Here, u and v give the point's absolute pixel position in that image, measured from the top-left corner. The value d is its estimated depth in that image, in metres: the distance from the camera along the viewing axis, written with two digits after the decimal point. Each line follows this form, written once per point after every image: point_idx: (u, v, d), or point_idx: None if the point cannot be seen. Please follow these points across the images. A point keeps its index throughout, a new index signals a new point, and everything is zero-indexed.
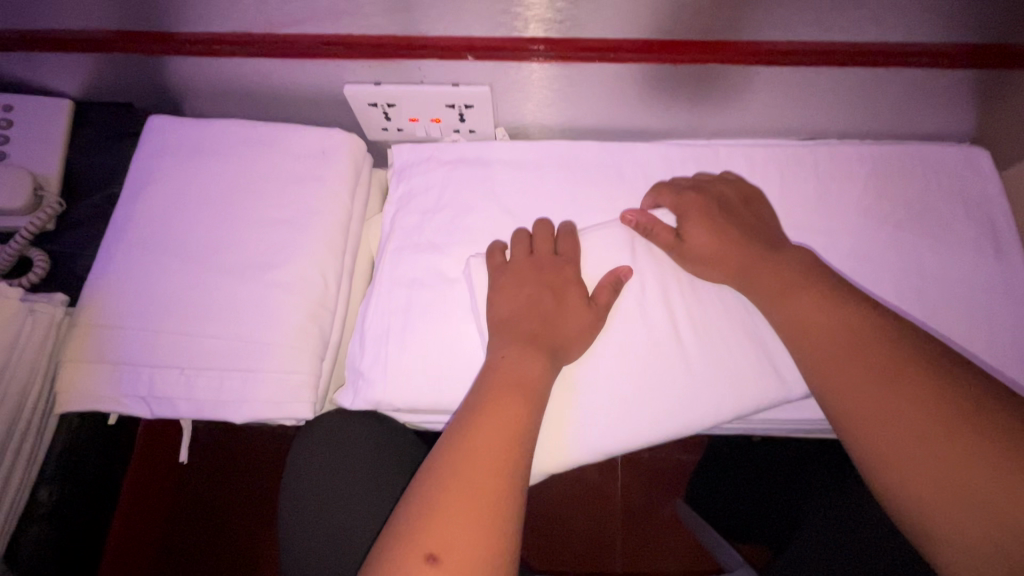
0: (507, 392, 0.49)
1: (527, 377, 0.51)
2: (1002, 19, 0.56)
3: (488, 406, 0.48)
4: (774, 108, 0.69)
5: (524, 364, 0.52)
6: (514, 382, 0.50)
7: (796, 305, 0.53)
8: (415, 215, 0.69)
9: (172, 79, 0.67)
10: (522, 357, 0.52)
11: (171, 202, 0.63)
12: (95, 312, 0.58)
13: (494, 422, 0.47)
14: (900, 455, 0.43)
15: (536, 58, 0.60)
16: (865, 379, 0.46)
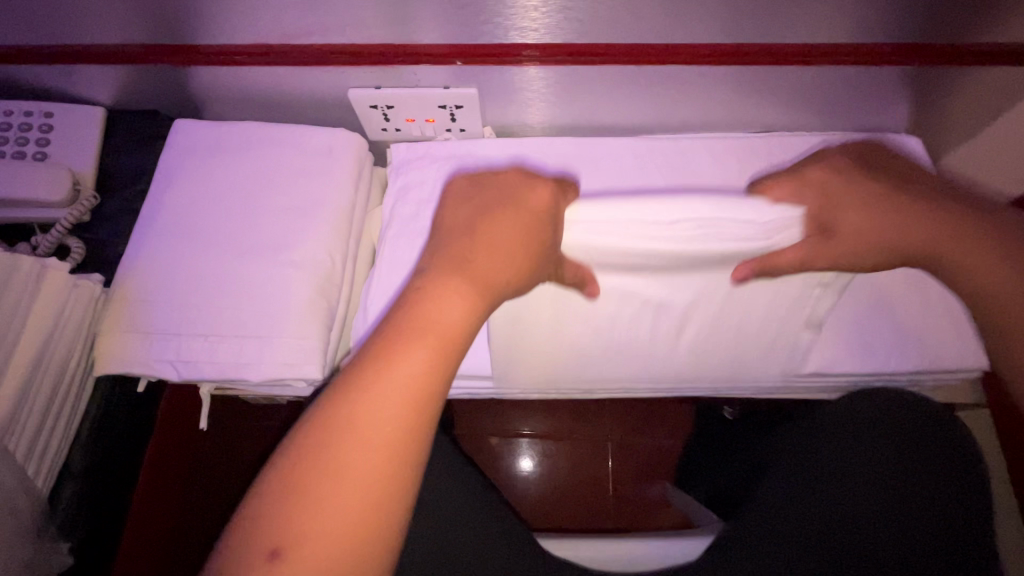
0: (418, 328, 0.40)
1: (435, 321, 0.41)
2: (925, 22, 0.64)
3: (386, 361, 0.39)
4: (732, 104, 0.78)
5: (447, 305, 0.41)
6: (428, 323, 0.40)
7: (862, 211, 0.54)
8: (413, 204, 0.77)
9: (195, 87, 0.76)
10: (443, 292, 0.42)
11: (196, 193, 0.71)
12: (128, 288, 0.65)
13: (403, 378, 0.38)
14: (1005, 300, 0.48)
15: (529, 61, 0.69)
16: (956, 246, 0.51)
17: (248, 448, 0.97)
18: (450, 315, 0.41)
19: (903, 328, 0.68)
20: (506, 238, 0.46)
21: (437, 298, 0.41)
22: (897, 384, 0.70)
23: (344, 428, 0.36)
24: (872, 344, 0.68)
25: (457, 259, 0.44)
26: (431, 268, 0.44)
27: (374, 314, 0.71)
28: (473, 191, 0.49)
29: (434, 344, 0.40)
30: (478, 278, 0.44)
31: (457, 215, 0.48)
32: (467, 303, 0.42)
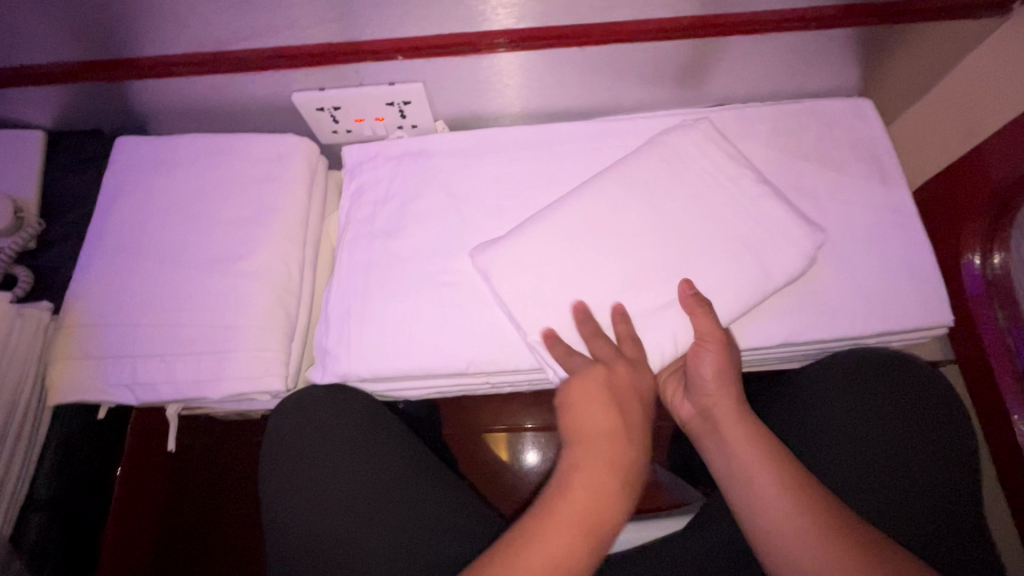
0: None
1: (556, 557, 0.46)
2: None
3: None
4: (682, 77, 0.77)
5: (554, 544, 0.47)
6: (556, 560, 0.46)
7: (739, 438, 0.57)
8: (369, 205, 0.76)
9: (134, 102, 0.74)
10: (560, 536, 0.47)
11: (141, 212, 0.69)
12: (77, 314, 0.64)
13: None
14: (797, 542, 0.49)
15: (498, 48, 0.67)
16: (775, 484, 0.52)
17: (225, 463, 0.95)
18: (559, 562, 0.46)
19: (866, 289, 0.68)
20: (603, 518, 0.49)
21: (541, 533, 0.48)
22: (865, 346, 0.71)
23: None
24: (838, 310, 0.68)
25: (569, 487, 0.50)
26: (549, 516, 0.49)
27: (336, 319, 0.70)
28: (586, 403, 0.55)
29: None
30: (598, 524, 0.49)
31: (579, 415, 0.55)
32: (580, 538, 0.48)
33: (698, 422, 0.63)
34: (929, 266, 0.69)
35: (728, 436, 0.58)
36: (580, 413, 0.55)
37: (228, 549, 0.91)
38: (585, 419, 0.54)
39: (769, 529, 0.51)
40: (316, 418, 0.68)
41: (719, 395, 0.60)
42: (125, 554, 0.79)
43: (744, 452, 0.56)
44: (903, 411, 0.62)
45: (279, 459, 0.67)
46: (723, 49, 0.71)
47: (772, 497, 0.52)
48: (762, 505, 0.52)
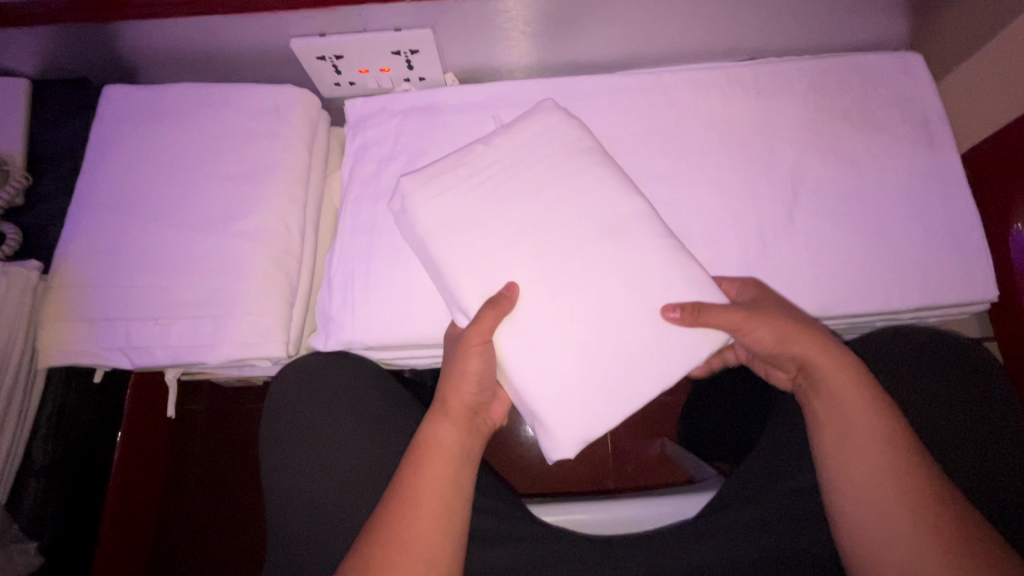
0: (435, 496, 0.52)
1: (446, 453, 0.55)
2: None
3: (415, 499, 0.51)
4: (713, 27, 0.71)
5: (444, 433, 0.55)
6: (443, 457, 0.54)
7: (845, 403, 0.53)
8: (373, 164, 0.71)
9: (123, 47, 0.69)
10: (445, 423, 0.56)
11: (133, 167, 0.65)
12: (68, 274, 0.60)
13: (428, 478, 0.53)
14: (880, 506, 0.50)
15: None
16: (871, 452, 0.51)
17: (226, 428, 0.94)
18: (445, 445, 0.55)
19: (903, 261, 0.64)
20: (462, 411, 0.57)
21: (433, 422, 0.56)
22: (899, 321, 0.67)
23: (408, 488, 0.52)
24: (873, 283, 0.63)
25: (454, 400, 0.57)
26: (436, 421, 0.56)
27: (338, 284, 0.66)
28: (462, 352, 0.55)
29: (451, 474, 0.53)
30: (456, 446, 0.55)
31: (455, 375, 0.56)
32: (457, 424, 0.56)
33: (798, 378, 0.58)
34: (973, 236, 0.64)
35: (832, 389, 0.53)
36: (463, 361, 0.55)
37: (231, 513, 0.91)
38: (466, 355, 0.55)
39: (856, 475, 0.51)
40: (322, 386, 0.65)
41: (826, 361, 0.54)
42: (127, 518, 0.78)
43: (847, 417, 0.52)
44: (941, 382, 0.59)
45: (290, 431, 0.64)
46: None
47: (872, 474, 0.50)
48: (855, 460, 0.51)
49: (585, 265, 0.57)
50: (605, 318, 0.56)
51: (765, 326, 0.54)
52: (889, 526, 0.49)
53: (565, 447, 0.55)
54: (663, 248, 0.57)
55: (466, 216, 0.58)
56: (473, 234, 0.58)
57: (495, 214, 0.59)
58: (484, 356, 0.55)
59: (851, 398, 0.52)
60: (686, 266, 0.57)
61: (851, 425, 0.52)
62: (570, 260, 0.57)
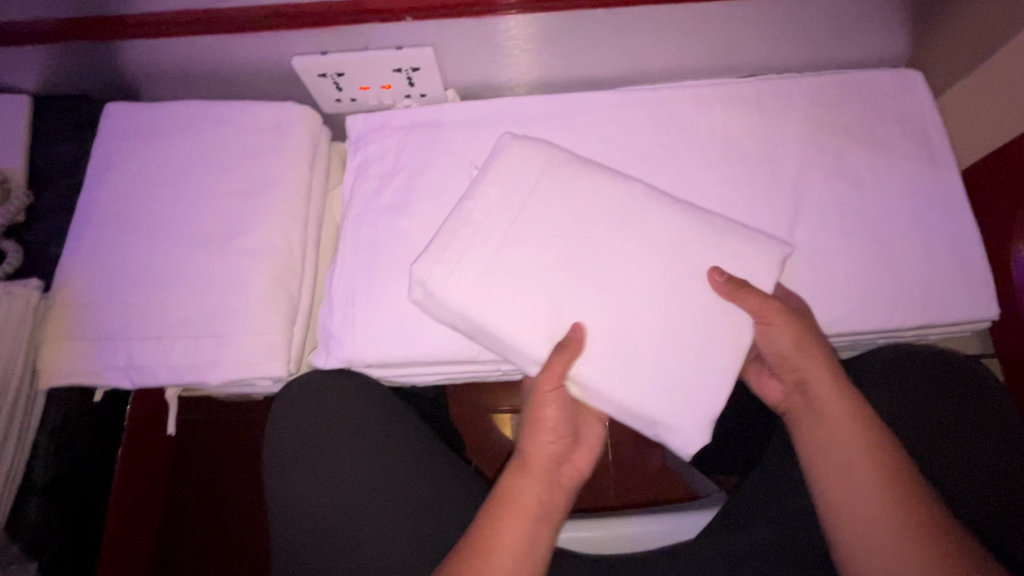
0: (512, 558, 0.51)
1: (524, 509, 0.54)
2: None
3: (491, 557, 0.51)
4: (713, 44, 0.71)
5: (530, 490, 0.55)
6: (527, 515, 0.54)
7: (837, 428, 0.53)
8: (374, 180, 0.71)
9: (124, 65, 0.69)
10: (530, 479, 0.56)
11: (134, 185, 0.65)
12: (69, 293, 0.60)
13: (512, 535, 0.52)
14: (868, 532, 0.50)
15: (517, 9, 0.62)
16: (861, 478, 0.51)
17: (226, 442, 0.94)
18: (534, 502, 0.55)
19: (904, 279, 0.64)
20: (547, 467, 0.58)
21: (520, 480, 0.56)
22: (901, 338, 0.67)
23: (486, 543, 0.52)
24: (874, 301, 0.63)
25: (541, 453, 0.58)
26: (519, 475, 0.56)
27: (339, 301, 0.66)
28: (545, 399, 0.57)
29: (535, 533, 0.53)
30: (544, 504, 0.55)
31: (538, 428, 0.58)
32: (543, 479, 0.57)
33: (792, 395, 0.58)
34: (974, 254, 0.64)
35: (823, 407, 0.54)
36: (540, 411, 0.57)
37: (231, 528, 0.91)
38: (545, 403, 0.57)
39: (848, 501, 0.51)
40: (329, 407, 0.65)
41: (823, 383, 0.54)
42: (128, 535, 0.78)
43: (838, 436, 0.53)
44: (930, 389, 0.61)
45: (290, 450, 0.64)
46: (761, 12, 0.65)
47: (867, 494, 0.51)
48: (844, 486, 0.52)
49: (598, 299, 0.57)
50: (626, 350, 0.56)
51: (785, 326, 0.55)
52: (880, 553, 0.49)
53: (695, 436, 0.56)
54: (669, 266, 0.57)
55: (489, 220, 0.59)
56: (475, 257, 0.57)
57: (501, 226, 0.59)
58: (559, 402, 0.57)
59: (841, 423, 0.53)
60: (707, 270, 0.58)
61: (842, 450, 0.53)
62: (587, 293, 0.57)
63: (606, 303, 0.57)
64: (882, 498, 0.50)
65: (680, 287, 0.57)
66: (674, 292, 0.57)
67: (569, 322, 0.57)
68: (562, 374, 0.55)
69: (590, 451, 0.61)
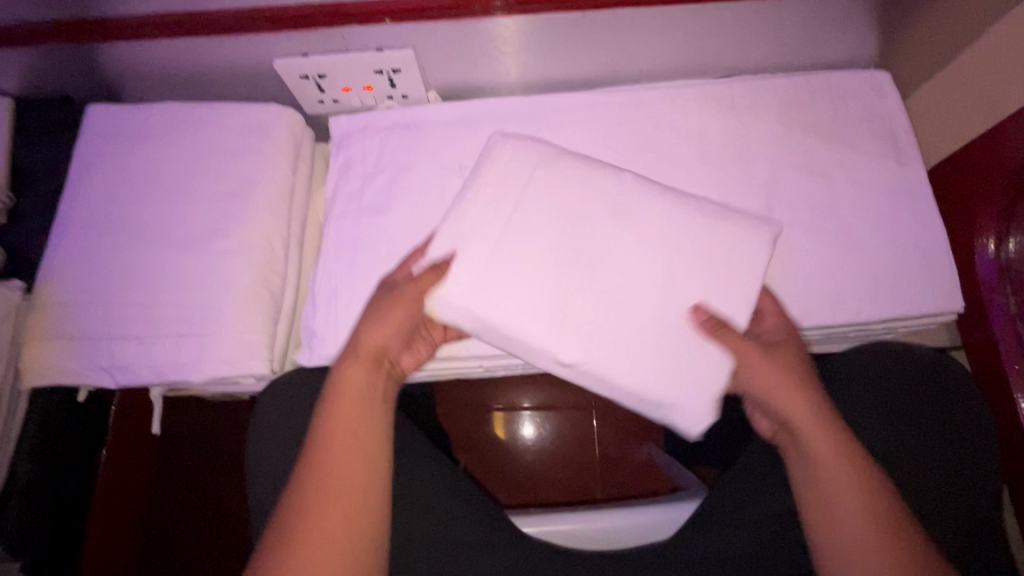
0: (347, 444, 0.51)
1: (355, 395, 0.53)
2: None
3: (331, 446, 0.50)
4: (688, 46, 0.73)
5: (355, 380, 0.54)
6: (357, 403, 0.53)
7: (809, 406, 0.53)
8: (357, 180, 0.72)
9: (106, 67, 0.69)
10: (358, 371, 0.55)
11: (116, 185, 0.65)
12: (51, 293, 0.61)
13: (348, 418, 0.52)
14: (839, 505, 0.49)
15: (494, 12, 0.63)
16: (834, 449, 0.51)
17: (212, 442, 0.94)
18: (360, 391, 0.54)
19: (873, 273, 0.66)
20: (371, 358, 0.56)
21: (346, 372, 0.55)
22: (871, 332, 0.69)
23: (327, 430, 0.51)
24: (844, 296, 0.65)
25: (373, 345, 0.57)
26: (348, 369, 0.55)
27: (322, 299, 0.67)
28: (392, 300, 0.57)
29: (369, 420, 0.52)
30: (374, 394, 0.54)
31: (371, 330, 0.57)
32: (369, 372, 0.55)
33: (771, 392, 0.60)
34: (940, 249, 0.66)
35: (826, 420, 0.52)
36: (389, 309, 0.57)
37: (217, 527, 0.91)
38: (390, 303, 0.57)
39: (824, 475, 0.50)
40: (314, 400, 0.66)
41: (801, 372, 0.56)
42: (111, 534, 0.78)
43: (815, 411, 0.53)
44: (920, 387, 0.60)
45: (268, 447, 0.64)
46: (733, 15, 0.67)
47: (854, 502, 0.49)
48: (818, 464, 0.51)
49: (612, 282, 0.58)
50: (638, 329, 0.57)
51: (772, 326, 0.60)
52: (858, 525, 0.48)
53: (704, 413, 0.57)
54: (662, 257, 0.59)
55: (493, 210, 0.60)
56: (476, 254, 0.58)
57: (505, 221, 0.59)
58: (411, 309, 0.57)
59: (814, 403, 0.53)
60: (717, 245, 0.60)
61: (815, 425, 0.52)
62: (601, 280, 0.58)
63: (623, 289, 0.58)
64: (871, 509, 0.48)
65: (700, 273, 0.59)
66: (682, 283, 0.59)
67: (583, 304, 0.58)
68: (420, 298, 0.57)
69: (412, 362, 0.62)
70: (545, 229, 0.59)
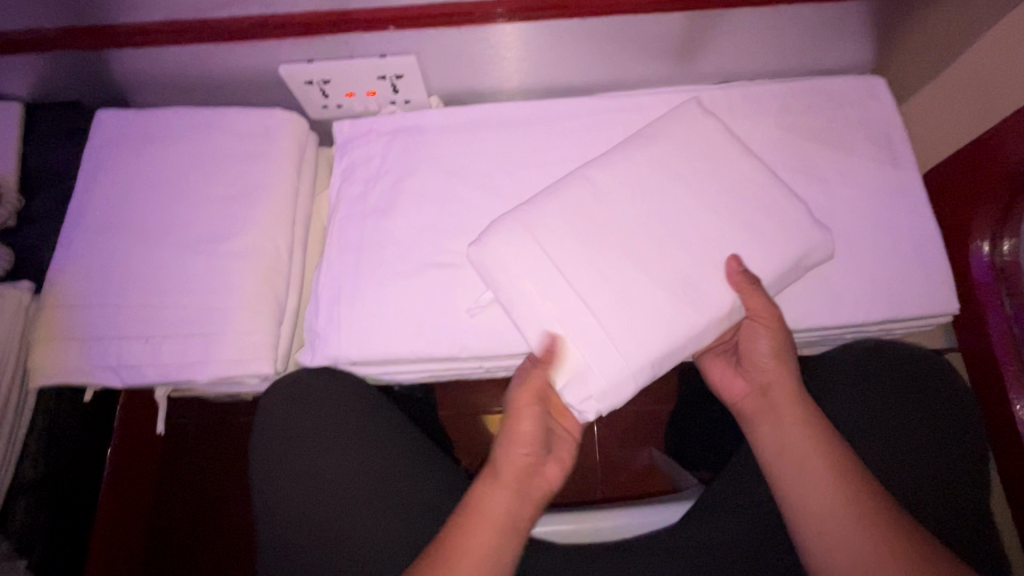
0: (478, 527, 0.54)
1: (495, 525, 0.54)
2: None
3: (464, 535, 0.53)
4: (687, 53, 0.74)
5: (496, 498, 0.56)
6: (491, 520, 0.54)
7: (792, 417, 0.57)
8: (360, 183, 0.73)
9: (114, 73, 0.70)
10: (500, 484, 0.56)
11: (125, 188, 0.67)
12: (60, 293, 0.62)
13: (486, 521, 0.54)
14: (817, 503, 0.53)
15: (496, 19, 0.65)
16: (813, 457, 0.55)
17: (215, 443, 0.95)
18: (501, 511, 0.55)
19: (870, 276, 0.67)
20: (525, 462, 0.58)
21: (489, 491, 0.56)
22: (869, 334, 0.69)
23: (456, 537, 0.53)
24: (841, 297, 0.66)
25: (514, 466, 0.58)
26: (488, 481, 0.57)
27: (326, 300, 0.68)
28: (518, 416, 0.59)
29: (498, 536, 0.54)
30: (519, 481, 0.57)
31: (512, 440, 0.59)
32: (511, 482, 0.57)
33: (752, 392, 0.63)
34: (936, 252, 0.67)
35: (785, 416, 0.58)
36: (516, 421, 0.59)
37: (220, 528, 0.92)
38: (522, 411, 0.59)
39: (803, 480, 0.54)
40: (316, 406, 0.66)
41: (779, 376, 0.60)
42: (116, 534, 0.78)
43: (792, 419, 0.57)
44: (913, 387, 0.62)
45: (275, 455, 0.65)
46: (731, 22, 0.68)
47: (818, 486, 0.54)
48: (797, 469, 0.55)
49: (628, 280, 0.59)
50: (652, 315, 0.58)
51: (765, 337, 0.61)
52: (836, 527, 0.52)
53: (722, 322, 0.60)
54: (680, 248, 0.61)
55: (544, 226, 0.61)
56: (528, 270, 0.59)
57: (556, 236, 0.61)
58: (536, 416, 0.59)
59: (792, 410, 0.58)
60: (732, 205, 0.63)
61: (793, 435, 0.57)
62: (617, 277, 0.59)
63: (633, 284, 0.59)
64: (839, 490, 0.53)
65: (716, 229, 0.62)
66: (677, 274, 0.60)
67: (608, 304, 0.58)
68: (543, 382, 0.59)
69: (557, 465, 0.62)
70: (567, 229, 0.60)
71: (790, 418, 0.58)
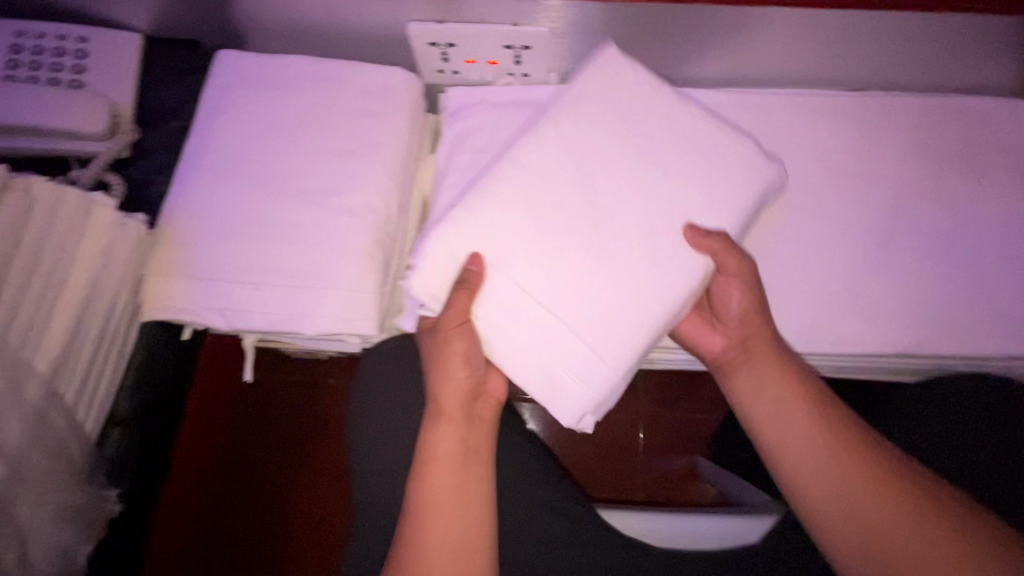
0: (449, 468, 0.54)
1: (451, 457, 0.54)
2: None
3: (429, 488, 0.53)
4: (824, 54, 0.70)
5: (446, 437, 0.55)
6: (449, 461, 0.54)
7: (773, 386, 0.58)
8: (468, 153, 0.70)
9: (240, 14, 0.69)
10: (449, 424, 0.56)
11: (242, 131, 0.66)
12: (175, 229, 0.61)
13: (445, 460, 0.54)
14: (826, 493, 0.53)
15: None
16: (818, 446, 0.54)
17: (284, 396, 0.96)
18: (453, 448, 0.55)
19: (997, 306, 0.63)
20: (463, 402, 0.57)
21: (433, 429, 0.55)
22: (984, 368, 0.66)
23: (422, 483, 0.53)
24: (964, 326, 0.63)
25: (462, 398, 0.56)
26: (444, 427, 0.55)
27: None
28: (439, 338, 0.55)
29: (460, 473, 0.54)
30: (469, 414, 0.57)
31: (439, 371, 0.56)
32: (460, 415, 0.56)
33: (731, 353, 0.62)
34: None
35: (766, 370, 0.59)
36: (445, 347, 0.55)
37: (285, 479, 0.93)
38: (444, 347, 0.55)
39: (806, 465, 0.55)
40: None
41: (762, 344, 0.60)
42: (195, 477, 0.80)
43: (774, 389, 0.58)
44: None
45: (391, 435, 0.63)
46: (879, 25, 0.65)
47: (815, 460, 0.55)
48: (791, 450, 0.56)
49: (613, 238, 0.54)
50: (630, 283, 0.54)
51: (738, 297, 0.60)
52: (860, 514, 0.51)
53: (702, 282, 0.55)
54: (660, 196, 0.56)
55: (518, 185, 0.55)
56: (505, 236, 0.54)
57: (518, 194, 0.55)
58: (466, 346, 0.55)
59: (766, 374, 0.59)
60: (728, 158, 0.58)
61: (782, 406, 0.57)
62: (545, 249, 0.54)
63: (617, 264, 0.54)
64: (835, 461, 0.54)
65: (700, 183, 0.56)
66: (658, 224, 0.55)
67: (588, 270, 0.54)
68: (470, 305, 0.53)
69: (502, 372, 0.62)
70: (549, 172, 0.56)
71: (762, 373, 0.59)
